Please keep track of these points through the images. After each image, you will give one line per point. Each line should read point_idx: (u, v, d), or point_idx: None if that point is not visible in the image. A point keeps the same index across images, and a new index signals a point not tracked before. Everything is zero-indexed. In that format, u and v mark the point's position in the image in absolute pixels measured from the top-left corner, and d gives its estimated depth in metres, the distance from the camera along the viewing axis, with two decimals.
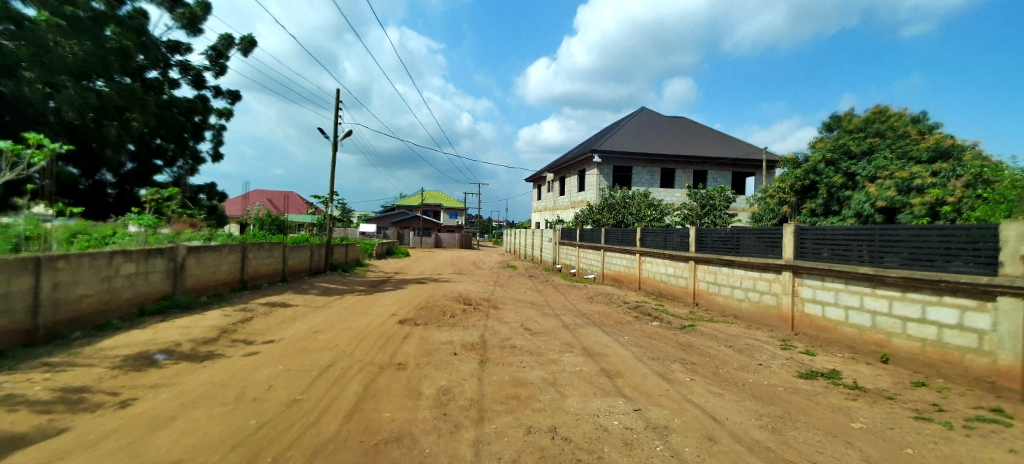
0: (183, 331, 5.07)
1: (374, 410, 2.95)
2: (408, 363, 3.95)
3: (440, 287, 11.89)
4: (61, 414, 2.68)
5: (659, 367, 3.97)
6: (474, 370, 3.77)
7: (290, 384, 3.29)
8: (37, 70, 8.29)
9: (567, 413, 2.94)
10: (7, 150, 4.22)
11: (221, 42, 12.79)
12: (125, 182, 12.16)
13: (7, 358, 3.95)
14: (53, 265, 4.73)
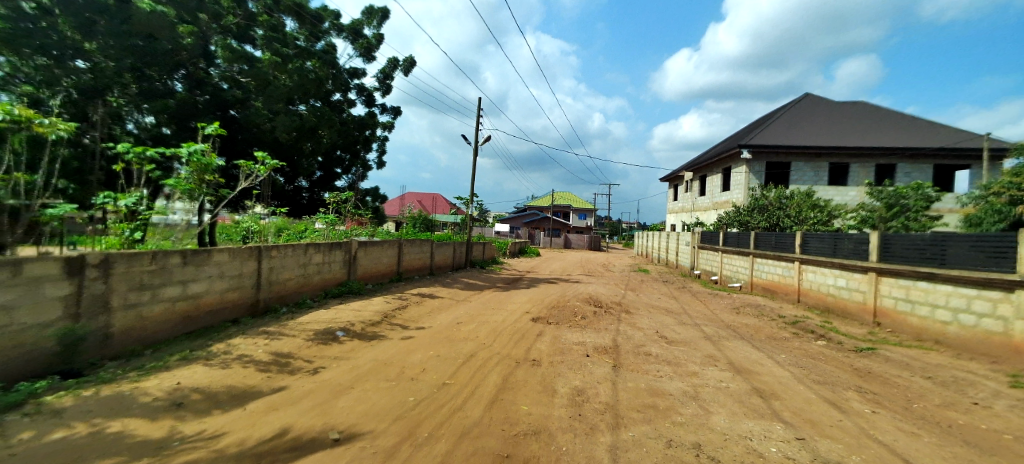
0: (356, 313, 5.99)
1: (512, 401, 3.10)
2: (542, 360, 4.08)
3: (569, 288, 11.98)
4: (272, 372, 3.42)
5: (829, 394, 3.46)
6: (608, 374, 3.74)
7: (439, 369, 3.65)
8: (261, 100, 11.22)
9: (714, 431, 2.71)
10: (244, 165, 5.41)
11: (388, 66, 14.73)
12: (315, 187, 15.33)
13: (238, 326, 5.17)
14: (269, 253, 6.02)
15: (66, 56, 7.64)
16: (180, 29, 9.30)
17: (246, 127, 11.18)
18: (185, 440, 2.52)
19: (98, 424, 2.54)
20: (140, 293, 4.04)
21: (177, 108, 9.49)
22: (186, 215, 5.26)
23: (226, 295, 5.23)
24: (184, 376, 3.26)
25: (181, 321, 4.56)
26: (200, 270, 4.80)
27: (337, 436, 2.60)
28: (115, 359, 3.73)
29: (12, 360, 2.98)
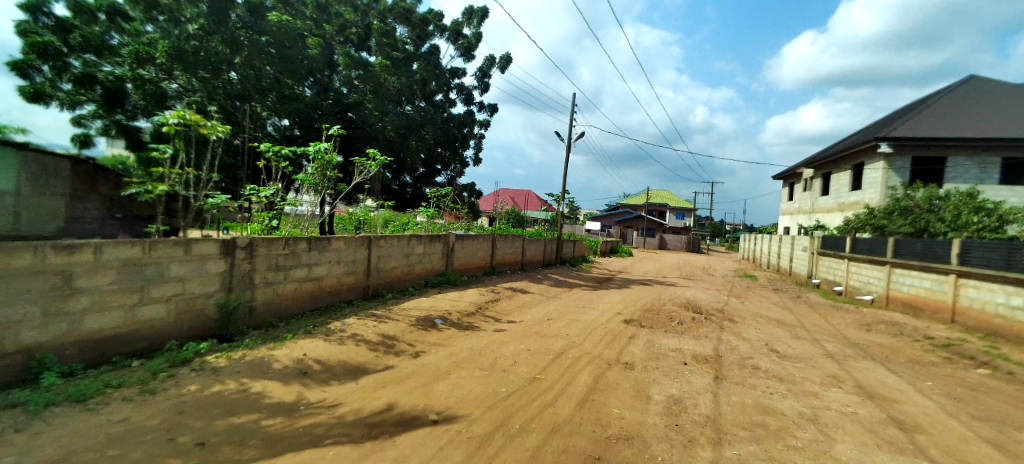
0: (453, 302, 6.37)
1: (605, 404, 3.07)
2: (636, 364, 3.99)
3: (664, 291, 11.44)
4: (380, 353, 4.03)
5: (997, 435, 2.85)
6: (709, 386, 3.56)
7: (531, 364, 3.84)
8: (372, 102, 12.27)
9: (837, 460, 2.39)
10: (359, 161, 5.90)
11: (486, 63, 15.38)
12: (419, 183, 16.06)
13: (352, 306, 5.80)
14: (378, 242, 6.59)
15: (220, 71, 9.49)
16: (309, 41, 11.06)
17: (362, 127, 12.68)
18: (309, 406, 3.16)
19: (245, 384, 3.26)
20: (275, 272, 4.82)
21: (304, 111, 10.70)
22: (311, 207, 5.83)
23: (343, 278, 5.86)
24: (308, 348, 3.93)
25: (307, 298, 5.29)
26: (322, 255, 5.46)
27: (436, 418, 2.77)
28: (257, 328, 4.55)
29: (186, 323, 3.89)
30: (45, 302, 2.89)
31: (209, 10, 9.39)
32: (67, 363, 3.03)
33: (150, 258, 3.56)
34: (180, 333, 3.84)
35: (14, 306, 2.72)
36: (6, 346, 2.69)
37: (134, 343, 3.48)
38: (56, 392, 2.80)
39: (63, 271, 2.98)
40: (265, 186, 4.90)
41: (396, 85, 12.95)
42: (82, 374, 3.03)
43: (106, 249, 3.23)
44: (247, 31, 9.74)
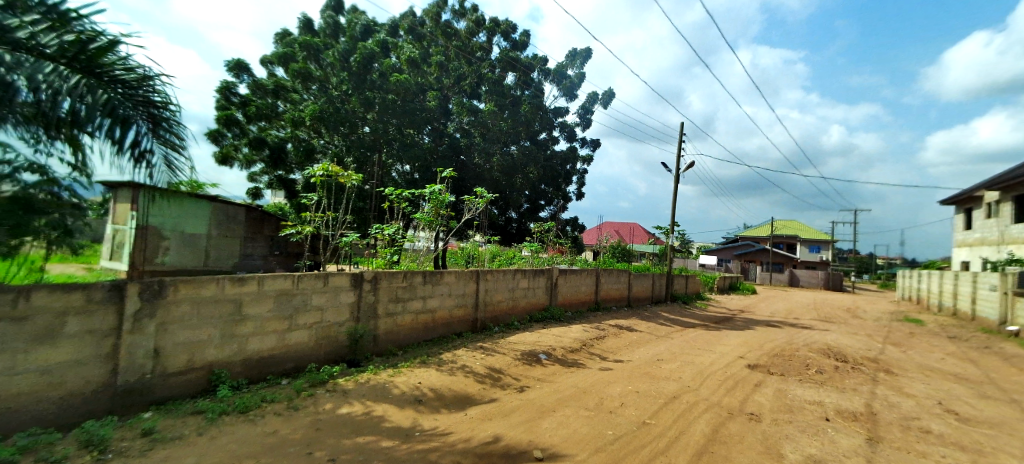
0: (557, 338, 6.46)
1: (726, 457, 2.77)
2: (763, 416, 3.61)
3: (797, 335, 10.11)
4: (487, 385, 4.27)
5: None
6: (859, 447, 3.03)
7: (639, 407, 3.70)
8: (483, 143, 13.54)
9: None
10: (467, 199, 6.35)
11: (588, 100, 15.83)
12: (523, 218, 15.62)
13: (461, 338, 6.15)
14: (486, 276, 6.93)
15: (351, 126, 11.52)
16: (429, 96, 12.96)
17: (472, 168, 13.60)
18: (423, 432, 3.35)
19: (368, 407, 3.63)
20: (395, 304, 5.38)
21: (423, 156, 11.99)
22: (426, 242, 6.36)
23: (453, 310, 6.26)
24: (422, 377, 4.29)
25: (422, 329, 5.76)
26: (435, 288, 5.93)
27: (541, 455, 2.74)
28: (379, 355, 5.12)
29: (323, 348, 4.62)
30: (222, 328, 3.81)
31: (348, 80, 11.88)
32: (235, 378, 3.90)
33: (297, 289, 4.39)
34: (317, 357, 4.57)
35: (203, 330, 3.69)
36: (194, 362, 3.64)
37: (283, 364, 4.29)
38: (228, 403, 3.53)
39: (234, 300, 3.88)
40: (387, 225, 5.51)
41: (504, 127, 13.77)
42: (245, 388, 3.86)
43: (266, 283, 4.13)
44: (379, 91, 11.86)
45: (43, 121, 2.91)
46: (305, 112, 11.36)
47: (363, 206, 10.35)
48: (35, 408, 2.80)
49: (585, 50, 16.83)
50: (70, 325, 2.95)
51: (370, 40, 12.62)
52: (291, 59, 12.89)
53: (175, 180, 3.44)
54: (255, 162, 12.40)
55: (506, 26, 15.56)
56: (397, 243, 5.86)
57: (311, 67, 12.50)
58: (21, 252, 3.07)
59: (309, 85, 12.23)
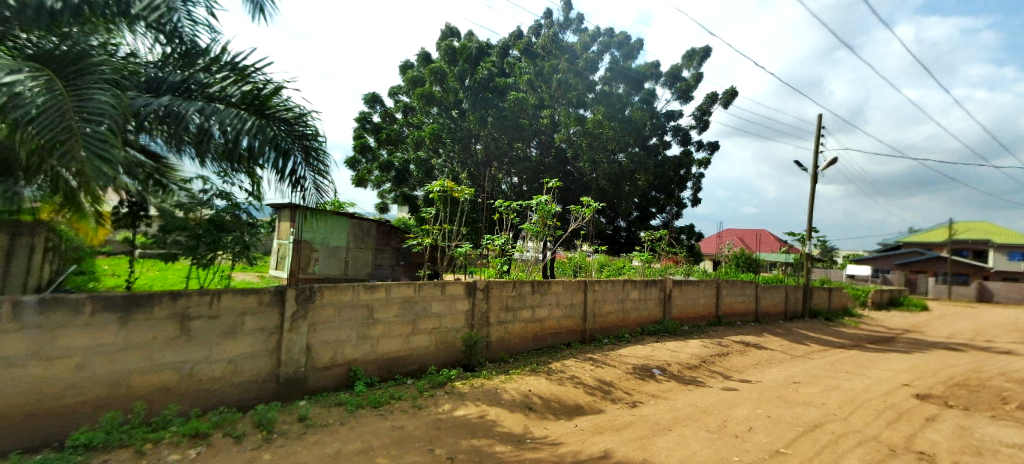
0: (673, 353, 6.20)
1: None
2: (940, 458, 2.99)
3: (989, 364, 8.15)
4: (597, 398, 4.23)
5: None
6: None
7: (771, 433, 3.34)
8: (590, 154, 11.68)
9: None
10: (575, 209, 6.32)
11: (705, 102, 14.29)
12: (633, 227, 13.76)
13: (570, 349, 6.12)
14: (593, 287, 6.82)
15: (467, 145, 12.20)
16: (543, 112, 12.32)
17: (578, 177, 12.67)
18: (535, 440, 3.40)
19: (482, 410, 3.84)
20: (506, 313, 5.52)
21: (533, 168, 12.18)
22: (534, 252, 6.43)
23: (561, 321, 6.25)
24: (532, 385, 4.36)
25: (532, 338, 5.84)
26: (543, 298, 5.95)
27: None
28: (492, 361, 5.31)
29: (442, 352, 4.91)
30: (358, 329, 4.30)
31: (468, 94, 12.35)
32: (369, 375, 4.37)
33: (419, 296, 4.73)
34: (437, 360, 4.88)
35: (344, 331, 4.21)
36: (336, 360, 4.19)
37: (408, 365, 4.66)
38: (364, 398, 3.99)
39: (367, 305, 4.34)
40: (498, 236, 5.76)
41: (614, 132, 11.84)
42: (377, 385, 4.32)
43: (393, 289, 4.54)
44: (490, 109, 12.13)
45: (229, 157, 3.81)
46: (426, 132, 11.97)
47: (474, 218, 10.33)
48: (225, 389, 3.64)
49: (704, 50, 14.97)
50: (247, 324, 3.74)
51: (486, 63, 12.71)
52: (417, 83, 13.86)
53: (321, 201, 4.12)
54: (385, 181, 13.46)
55: (619, 37, 13.52)
56: (507, 253, 6.04)
57: (433, 90, 12.61)
58: (213, 261, 3.78)
59: (430, 108, 12.45)
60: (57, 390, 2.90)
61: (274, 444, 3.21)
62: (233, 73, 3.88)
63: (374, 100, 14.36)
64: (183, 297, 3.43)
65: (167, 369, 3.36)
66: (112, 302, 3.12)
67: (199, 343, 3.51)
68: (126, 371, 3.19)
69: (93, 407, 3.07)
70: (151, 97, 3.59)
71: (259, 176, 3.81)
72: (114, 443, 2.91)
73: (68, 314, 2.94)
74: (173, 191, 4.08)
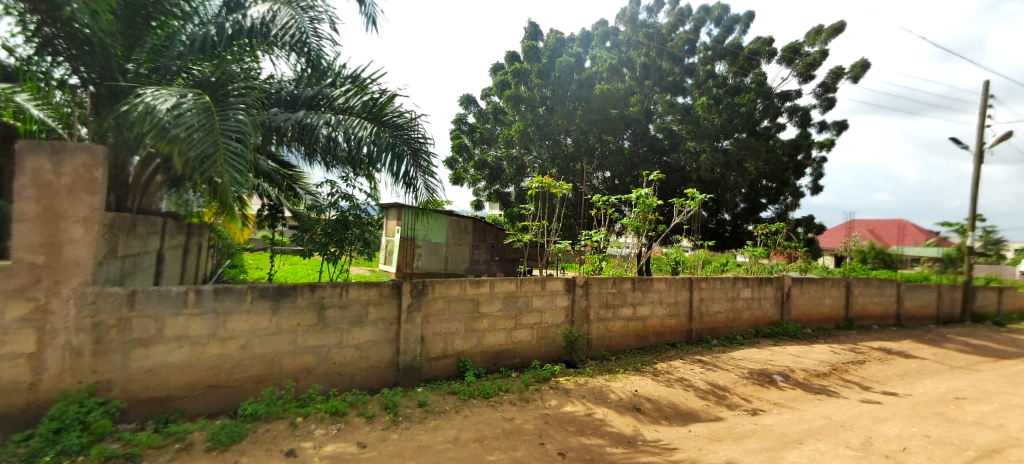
0: (796, 358, 5.80)
1: None
2: None
3: None
4: (709, 403, 4.16)
5: None
6: None
7: (931, 456, 2.94)
8: (693, 140, 11.63)
9: None
10: (678, 202, 6.03)
11: (830, 77, 12.87)
12: (738, 220, 12.54)
13: (676, 349, 5.89)
14: (700, 285, 6.45)
15: (559, 140, 12.29)
16: (632, 100, 12.08)
17: (677, 170, 12.11)
18: (647, 442, 3.32)
19: (590, 409, 3.88)
20: (607, 310, 5.43)
21: (625, 162, 11.73)
22: (634, 248, 6.23)
23: (665, 320, 6.02)
24: (638, 384, 4.44)
25: (635, 336, 5.71)
26: (645, 296, 5.77)
27: None
28: (594, 358, 5.28)
29: (543, 347, 4.97)
30: (466, 322, 4.50)
31: (552, 93, 12.20)
32: (477, 366, 4.57)
33: (520, 292, 4.81)
34: (540, 354, 4.96)
35: (453, 324, 4.44)
36: (446, 350, 4.42)
37: (513, 358, 4.79)
38: (474, 388, 4.23)
39: (472, 299, 4.51)
40: (596, 230, 5.83)
41: (718, 123, 11.61)
42: (485, 376, 4.51)
43: (496, 285, 4.65)
44: (579, 103, 11.93)
45: (351, 162, 4.17)
46: (514, 132, 12.31)
47: (572, 213, 10.58)
48: (355, 372, 4.07)
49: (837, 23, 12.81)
50: (371, 314, 4.10)
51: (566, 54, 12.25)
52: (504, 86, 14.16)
53: (428, 201, 4.36)
54: (479, 180, 14.13)
55: (719, 11, 12.84)
56: (604, 249, 6.06)
57: (521, 90, 12.66)
58: (339, 256, 4.06)
59: (519, 108, 12.48)
60: (232, 365, 3.67)
61: (400, 426, 3.56)
62: (354, 85, 4.28)
63: (467, 102, 15.02)
64: (319, 289, 3.92)
65: (307, 352, 3.88)
66: (266, 291, 3.75)
67: (333, 330, 3.97)
68: (278, 353, 3.80)
69: (253, 383, 3.76)
70: (289, 113, 4.09)
71: (377, 180, 4.11)
72: (274, 415, 3.54)
73: (236, 301, 3.67)
74: (303, 195, 4.92)
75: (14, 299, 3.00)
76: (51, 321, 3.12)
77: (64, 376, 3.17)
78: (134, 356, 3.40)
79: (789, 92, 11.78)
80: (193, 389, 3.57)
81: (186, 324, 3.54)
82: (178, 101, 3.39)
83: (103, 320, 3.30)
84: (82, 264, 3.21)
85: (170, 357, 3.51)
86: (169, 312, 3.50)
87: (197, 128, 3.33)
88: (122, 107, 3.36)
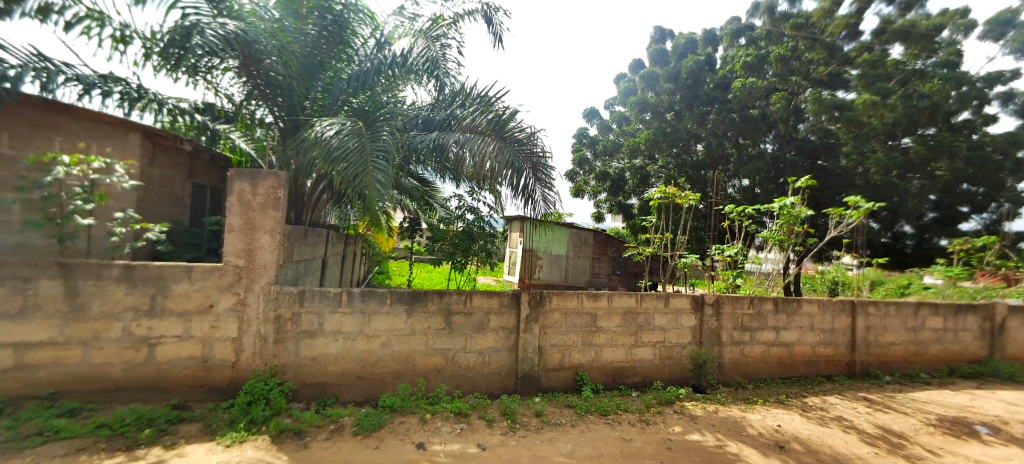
0: (1011, 408, 4.58)
1: None
2: None
3: None
4: (879, 451, 3.47)
5: None
6: None
7: None
8: (856, 143, 9.03)
9: None
10: (834, 213, 5.25)
11: None
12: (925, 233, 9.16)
13: (832, 384, 5.05)
14: (866, 310, 5.43)
15: (689, 146, 11.51)
16: (773, 97, 10.17)
17: (833, 171, 9.71)
18: None
19: (719, 440, 3.51)
20: (742, 333, 4.86)
21: (768, 168, 9.92)
22: (776, 265, 5.50)
23: (818, 349, 5.21)
24: (782, 420, 3.95)
25: (777, 365, 5.02)
26: (791, 320, 5.04)
27: None
28: (726, 385, 4.78)
29: (667, 368, 4.66)
30: (584, 336, 4.44)
31: (682, 97, 12.08)
32: (595, 382, 4.47)
33: (641, 308, 4.58)
34: (663, 376, 4.65)
35: (570, 336, 4.41)
36: (564, 363, 4.41)
37: (633, 377, 4.57)
38: (591, 404, 4.12)
39: (590, 313, 4.43)
40: (729, 245, 5.36)
41: (891, 119, 8.50)
42: (603, 393, 4.38)
43: (615, 299, 4.49)
44: (713, 104, 11.49)
45: (476, 178, 4.45)
46: (640, 139, 12.07)
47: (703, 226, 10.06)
48: (478, 377, 4.28)
49: None
50: (492, 322, 4.29)
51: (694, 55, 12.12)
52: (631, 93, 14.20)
53: (547, 212, 4.41)
54: (600, 192, 13.80)
55: None
56: (739, 265, 5.52)
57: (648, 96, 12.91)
58: (465, 265, 4.35)
59: (644, 115, 12.65)
60: (377, 359, 4.12)
61: (517, 433, 3.61)
62: (480, 105, 4.57)
63: (590, 114, 15.22)
64: (447, 295, 4.21)
65: (437, 354, 4.19)
66: (403, 295, 4.14)
67: (459, 335, 4.23)
68: (413, 352, 4.16)
69: (393, 377, 4.17)
70: (424, 134, 4.55)
71: (499, 193, 4.31)
72: (408, 408, 3.89)
73: (379, 303, 4.11)
74: (436, 208, 5.46)
75: (226, 293, 3.88)
76: (248, 311, 3.91)
77: (256, 358, 3.95)
78: (304, 345, 4.02)
79: (1002, 71, 8.77)
80: (347, 376, 4.09)
81: (341, 321, 4.06)
82: (340, 127, 3.98)
83: (282, 314, 3.97)
84: (268, 267, 3.91)
85: (330, 348, 4.07)
86: (329, 309, 4.04)
87: (353, 149, 3.87)
88: (301, 136, 4.07)
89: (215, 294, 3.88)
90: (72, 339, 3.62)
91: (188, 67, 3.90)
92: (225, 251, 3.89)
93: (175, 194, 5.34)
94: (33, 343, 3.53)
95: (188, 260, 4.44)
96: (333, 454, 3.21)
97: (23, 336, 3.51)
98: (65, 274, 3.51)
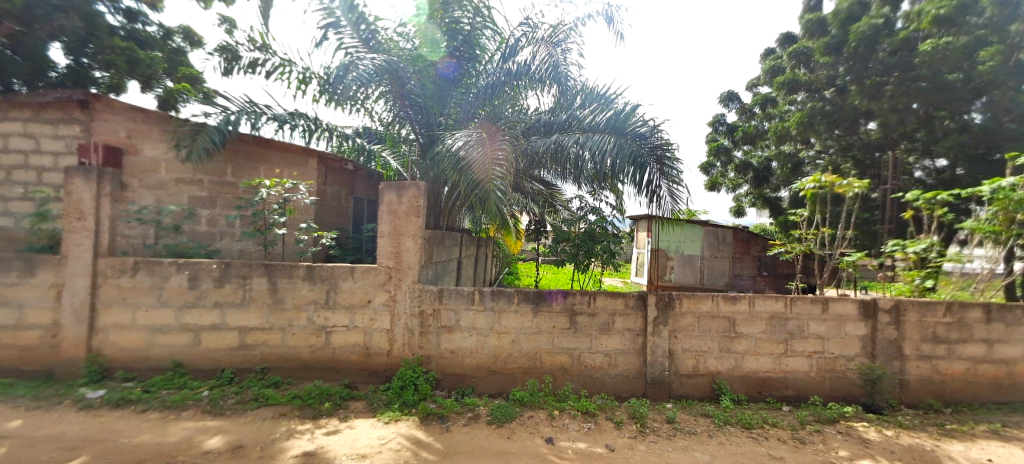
0: None
1: None
2: None
3: None
4: None
5: None
6: None
7: None
8: None
9: None
10: None
11: None
12: None
13: None
14: None
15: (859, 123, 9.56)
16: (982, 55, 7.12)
17: None
18: None
19: None
20: (935, 346, 4.04)
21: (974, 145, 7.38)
22: (991, 263, 4.44)
23: None
24: (997, 454, 3.20)
25: (990, 387, 4.06)
26: (1013, 331, 4.03)
27: None
28: (908, 406, 4.03)
29: (827, 382, 4.10)
30: (721, 342, 4.14)
31: (847, 68, 9.66)
32: (736, 392, 4.14)
33: (790, 313, 4.10)
34: (821, 390, 4.11)
35: (705, 341, 4.15)
36: (700, 369, 4.17)
37: (782, 390, 4.12)
38: (731, 415, 3.82)
39: (729, 318, 4.12)
40: (914, 240, 4.53)
41: None
42: (746, 404, 4.04)
43: (758, 303, 4.10)
44: (892, 74, 8.58)
45: (597, 178, 4.46)
46: (791, 123, 10.64)
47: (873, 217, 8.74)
48: (605, 378, 4.27)
49: None
50: (618, 323, 4.24)
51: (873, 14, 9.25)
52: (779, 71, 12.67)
53: (676, 210, 4.18)
54: (742, 183, 13.67)
55: None
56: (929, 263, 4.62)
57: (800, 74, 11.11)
58: (588, 266, 4.38)
59: (794, 95, 11.14)
60: (511, 355, 4.36)
61: (647, 438, 3.51)
62: (602, 104, 4.56)
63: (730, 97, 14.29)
64: (571, 295, 4.28)
65: (563, 353, 4.29)
66: (529, 295, 4.31)
67: (584, 335, 4.27)
68: (541, 350, 4.32)
69: (522, 373, 4.37)
70: (545, 138, 4.71)
71: (621, 191, 4.24)
72: (536, 404, 4.06)
73: (508, 301, 4.35)
74: (558, 210, 5.62)
75: (380, 290, 4.47)
76: (398, 306, 4.45)
77: (405, 348, 4.48)
78: (444, 339, 4.44)
79: None
80: (482, 370, 4.41)
81: (474, 317, 4.39)
82: (468, 137, 4.32)
83: (424, 309, 4.45)
84: (412, 267, 4.41)
85: (466, 343, 4.43)
86: (464, 307, 4.40)
87: (479, 157, 4.17)
88: (436, 149, 4.53)
89: (372, 291, 4.48)
90: (274, 325, 4.51)
91: (350, 99, 4.70)
92: (379, 254, 4.49)
93: (341, 206, 6.37)
94: (249, 327, 4.51)
95: (351, 261, 5.24)
96: (472, 440, 3.49)
97: (243, 322, 4.50)
98: (269, 273, 4.40)
